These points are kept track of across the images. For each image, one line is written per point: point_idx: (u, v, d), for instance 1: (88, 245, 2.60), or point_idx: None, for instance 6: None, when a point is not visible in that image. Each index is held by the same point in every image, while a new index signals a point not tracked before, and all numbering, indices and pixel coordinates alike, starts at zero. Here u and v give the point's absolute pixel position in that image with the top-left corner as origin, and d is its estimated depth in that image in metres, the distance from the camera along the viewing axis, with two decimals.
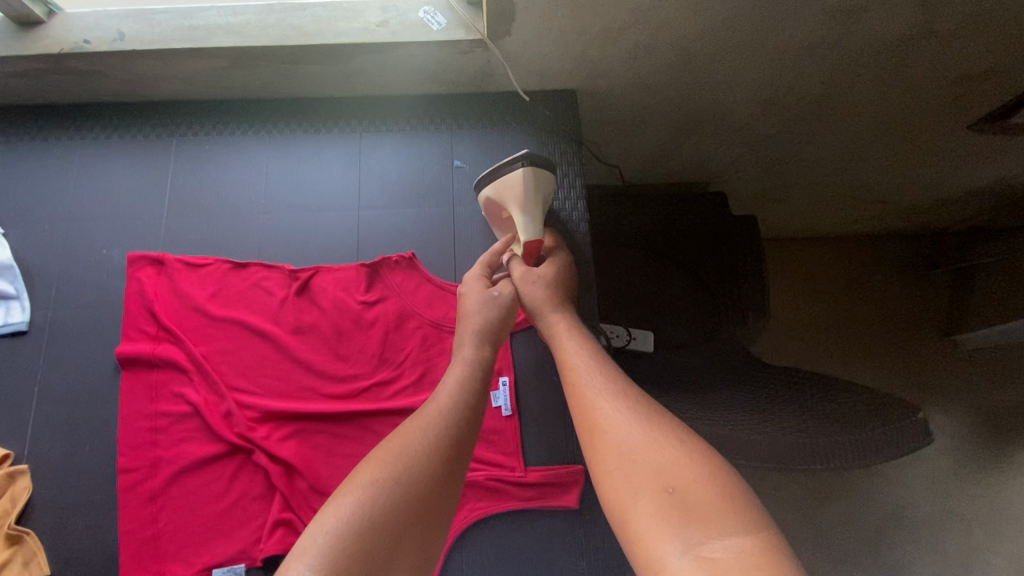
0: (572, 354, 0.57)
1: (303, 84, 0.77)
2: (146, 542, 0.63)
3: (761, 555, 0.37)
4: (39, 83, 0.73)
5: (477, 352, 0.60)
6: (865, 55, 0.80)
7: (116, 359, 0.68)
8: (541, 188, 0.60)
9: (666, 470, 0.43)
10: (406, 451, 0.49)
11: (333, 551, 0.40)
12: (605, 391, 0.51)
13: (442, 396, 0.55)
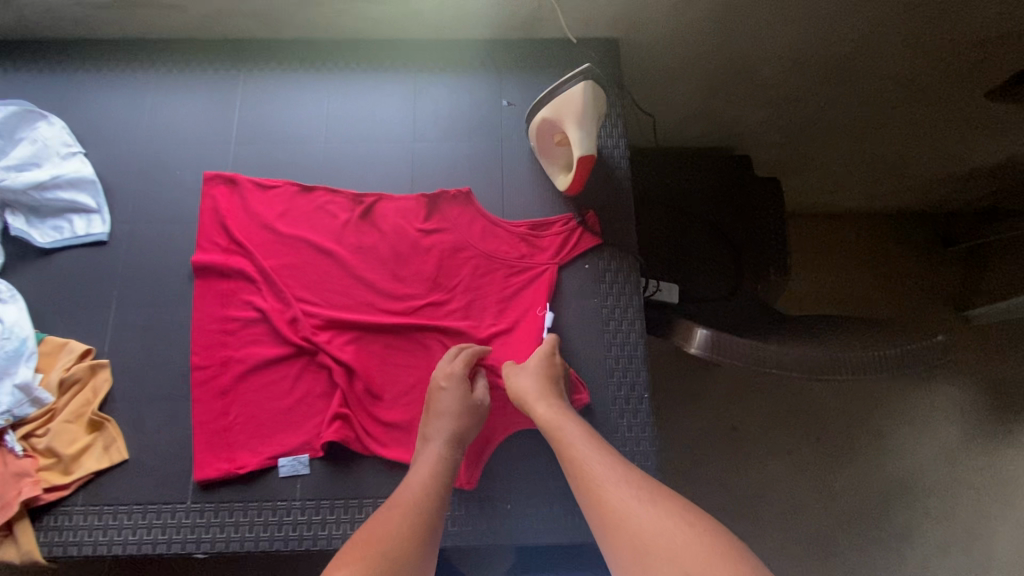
0: (572, 440, 0.62)
1: (364, 25, 0.82)
2: (217, 432, 0.68)
3: None
4: (121, 16, 0.79)
5: (446, 454, 0.63)
6: (891, 14, 0.85)
7: (191, 267, 0.73)
8: (596, 108, 0.66)
9: (683, 557, 0.48)
10: (382, 539, 0.53)
11: None
12: (610, 478, 0.56)
13: (410, 490, 0.59)
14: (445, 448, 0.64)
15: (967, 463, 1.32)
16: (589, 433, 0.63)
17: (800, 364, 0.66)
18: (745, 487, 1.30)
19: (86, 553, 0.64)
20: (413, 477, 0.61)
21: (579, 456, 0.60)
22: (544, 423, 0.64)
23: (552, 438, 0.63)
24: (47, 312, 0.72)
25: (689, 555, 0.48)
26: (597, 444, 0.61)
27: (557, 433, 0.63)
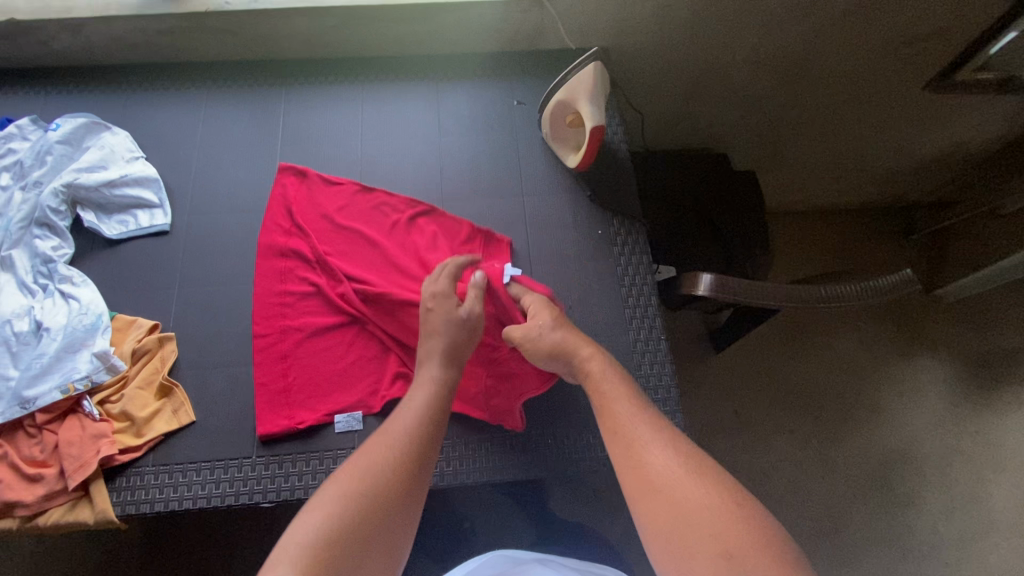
0: (614, 399, 0.63)
1: (391, 42, 0.95)
2: (276, 391, 0.74)
3: None
4: (180, 41, 0.90)
5: (443, 373, 0.67)
6: (836, 18, 1.00)
7: (257, 246, 0.82)
8: (603, 85, 0.78)
9: (723, 536, 0.47)
10: (378, 466, 0.55)
11: (318, 561, 0.46)
12: (653, 441, 0.56)
13: (411, 413, 0.62)
14: (441, 369, 0.68)
15: (955, 427, 1.41)
16: (631, 392, 0.64)
17: (788, 296, 0.79)
18: (754, 468, 1.36)
19: (158, 510, 0.68)
20: (411, 399, 0.64)
21: (622, 413, 0.61)
22: (591, 384, 0.66)
23: (596, 395, 0.65)
24: (115, 294, 0.78)
25: (727, 527, 0.48)
26: (641, 406, 0.62)
27: (601, 389, 0.65)
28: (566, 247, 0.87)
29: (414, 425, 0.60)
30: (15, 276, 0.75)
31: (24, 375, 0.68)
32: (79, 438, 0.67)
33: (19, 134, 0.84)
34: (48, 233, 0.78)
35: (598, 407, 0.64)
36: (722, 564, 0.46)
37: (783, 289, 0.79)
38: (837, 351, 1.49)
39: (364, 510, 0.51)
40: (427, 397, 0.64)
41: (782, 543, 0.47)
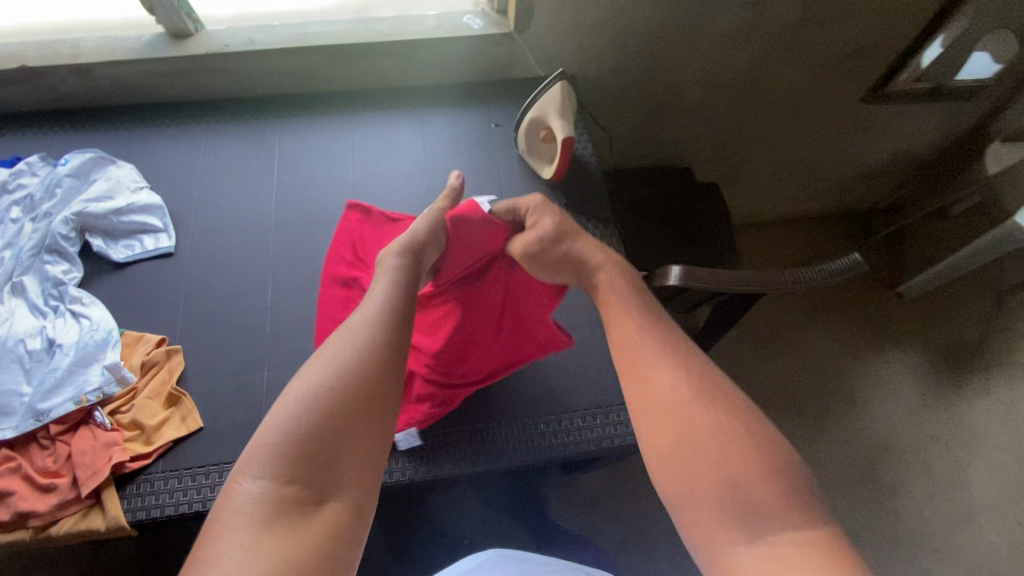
0: (621, 311, 0.62)
1: (377, 76, 1.04)
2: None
3: (821, 550, 0.44)
4: (182, 82, 0.97)
5: (401, 259, 0.66)
6: (775, 40, 1.12)
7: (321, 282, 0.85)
8: (570, 101, 0.88)
9: (730, 462, 0.49)
10: (339, 360, 0.55)
11: (287, 460, 0.49)
12: (664, 360, 0.56)
13: (376, 300, 0.61)
14: (399, 255, 0.67)
15: (922, 413, 1.57)
16: (640, 304, 0.63)
17: (747, 281, 0.87)
18: None
19: (168, 514, 0.70)
20: (376, 287, 0.64)
21: (629, 328, 0.60)
22: (602, 297, 0.66)
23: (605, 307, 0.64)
24: (122, 313, 0.83)
25: (733, 452, 0.49)
26: (648, 318, 0.61)
27: (610, 301, 0.64)
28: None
29: (378, 318, 0.60)
30: (26, 299, 0.79)
31: (38, 390, 0.71)
32: (91, 447, 0.70)
33: (28, 170, 0.89)
34: (57, 259, 0.83)
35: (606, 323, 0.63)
36: (727, 490, 0.48)
37: (740, 276, 0.87)
38: (813, 351, 1.64)
39: (331, 406, 0.52)
40: (397, 289, 0.63)
41: (791, 466, 0.49)
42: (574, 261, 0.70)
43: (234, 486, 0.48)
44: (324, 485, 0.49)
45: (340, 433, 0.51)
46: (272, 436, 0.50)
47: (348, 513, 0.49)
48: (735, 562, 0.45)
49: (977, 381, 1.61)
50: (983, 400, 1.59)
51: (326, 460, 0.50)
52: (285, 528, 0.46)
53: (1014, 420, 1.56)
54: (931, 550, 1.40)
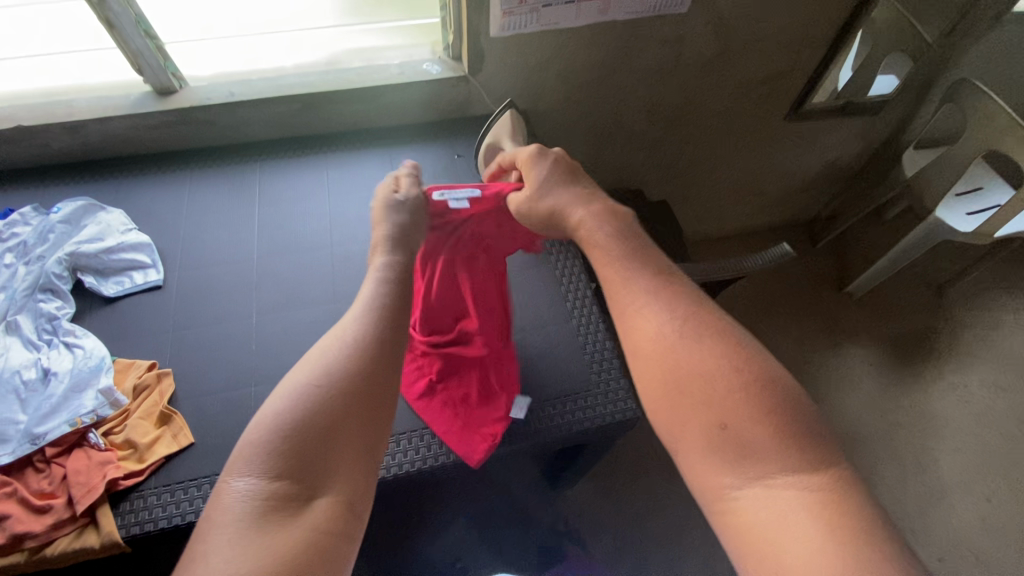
0: (609, 262, 0.60)
1: (348, 119, 1.14)
2: (459, 430, 0.86)
3: (818, 490, 0.45)
4: (168, 133, 1.06)
5: (386, 257, 0.66)
6: (700, 70, 1.27)
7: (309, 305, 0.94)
8: (519, 129, 0.97)
9: (723, 406, 0.49)
10: (323, 357, 0.56)
11: (274, 459, 0.50)
12: (656, 308, 0.55)
13: (365, 296, 0.63)
14: (386, 255, 0.67)
15: (883, 403, 1.66)
16: (626, 249, 0.61)
17: (694, 271, 0.96)
18: None
19: (162, 527, 0.73)
20: (366, 287, 0.64)
21: (619, 276, 0.59)
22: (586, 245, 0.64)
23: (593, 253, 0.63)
24: (113, 344, 0.87)
25: (725, 397, 0.50)
26: (640, 263, 0.60)
27: (593, 252, 0.63)
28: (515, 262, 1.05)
29: (371, 315, 0.61)
30: (20, 335, 0.83)
31: (34, 416, 0.75)
32: (86, 467, 0.73)
33: (22, 220, 0.95)
34: (51, 297, 0.88)
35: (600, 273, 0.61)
36: (718, 434, 0.49)
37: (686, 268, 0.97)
38: (778, 351, 1.74)
39: (323, 401, 0.53)
40: (388, 288, 0.64)
41: (787, 411, 0.49)
42: (562, 208, 0.69)
43: (224, 486, 0.49)
44: (320, 480, 0.51)
45: (333, 428, 0.52)
46: (260, 436, 0.51)
47: (340, 506, 0.51)
48: (732, 502, 0.47)
49: (929, 369, 1.72)
50: (937, 385, 1.69)
51: (320, 455, 0.51)
52: (278, 523, 0.47)
53: (966, 402, 1.67)
54: (909, 532, 1.46)
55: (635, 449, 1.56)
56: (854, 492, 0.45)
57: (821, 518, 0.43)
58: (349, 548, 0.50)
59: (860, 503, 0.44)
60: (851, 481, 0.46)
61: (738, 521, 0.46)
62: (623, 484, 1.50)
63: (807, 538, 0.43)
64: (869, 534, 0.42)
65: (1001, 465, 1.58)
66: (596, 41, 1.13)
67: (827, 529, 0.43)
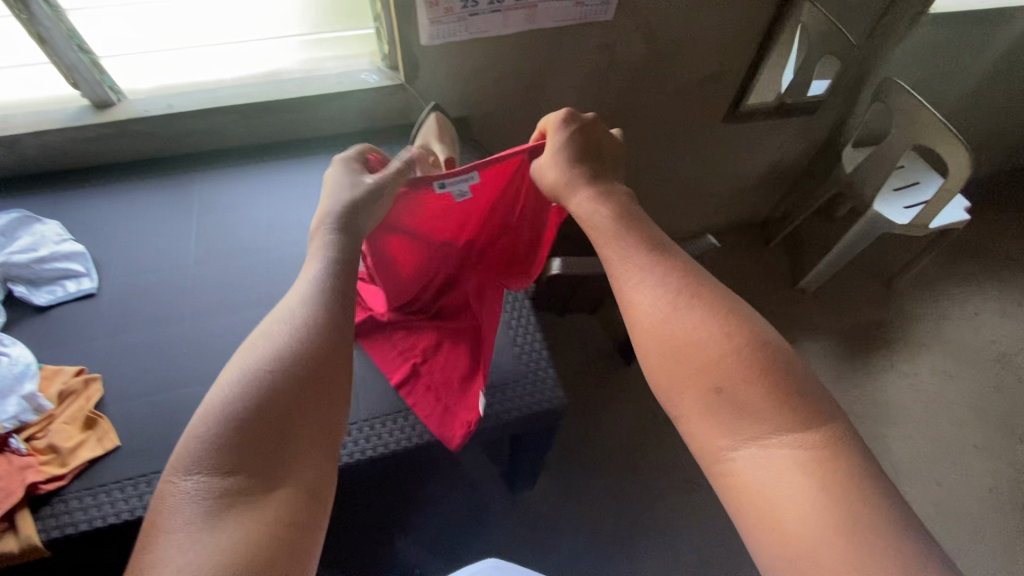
0: (607, 239, 0.67)
1: (289, 129, 1.17)
2: (441, 413, 0.91)
3: (804, 445, 0.52)
4: (107, 146, 1.08)
5: (329, 237, 0.70)
6: (634, 74, 1.32)
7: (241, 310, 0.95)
8: (446, 129, 0.99)
9: (717, 370, 0.56)
10: (263, 347, 0.60)
11: (224, 453, 0.53)
12: (654, 278, 0.62)
13: (308, 280, 0.67)
14: (331, 233, 0.70)
15: (837, 394, 1.69)
16: (623, 232, 0.66)
17: None
18: (680, 463, 1.57)
19: (82, 530, 0.73)
20: (311, 267, 0.68)
21: (621, 260, 0.65)
22: (583, 218, 0.70)
23: (592, 225, 0.69)
24: (42, 352, 0.88)
25: (719, 363, 0.57)
26: (636, 241, 0.66)
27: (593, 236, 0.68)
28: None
29: (308, 300, 0.64)
30: None
31: None
32: (5, 471, 0.73)
33: None
34: None
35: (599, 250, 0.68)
36: (714, 397, 0.56)
37: None
38: None
39: (258, 398, 0.56)
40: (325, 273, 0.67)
41: (774, 374, 0.56)
42: (572, 174, 0.72)
43: (169, 486, 0.52)
44: (268, 474, 0.53)
45: (271, 424, 0.55)
46: (204, 430, 0.54)
47: (300, 498, 0.54)
48: (731, 459, 0.54)
49: (881, 358, 1.77)
50: (888, 375, 1.74)
51: (264, 450, 0.54)
52: (235, 514, 0.50)
53: (918, 390, 1.71)
54: None
55: (594, 448, 1.58)
56: (835, 447, 0.52)
57: (808, 472, 0.51)
58: (310, 535, 0.53)
59: (841, 456, 0.52)
60: (833, 432, 0.53)
61: (734, 476, 0.54)
62: (582, 482, 1.52)
63: (795, 486, 0.50)
64: (844, 476, 0.50)
65: (952, 449, 1.61)
66: (528, 49, 1.17)
67: (810, 476, 0.50)
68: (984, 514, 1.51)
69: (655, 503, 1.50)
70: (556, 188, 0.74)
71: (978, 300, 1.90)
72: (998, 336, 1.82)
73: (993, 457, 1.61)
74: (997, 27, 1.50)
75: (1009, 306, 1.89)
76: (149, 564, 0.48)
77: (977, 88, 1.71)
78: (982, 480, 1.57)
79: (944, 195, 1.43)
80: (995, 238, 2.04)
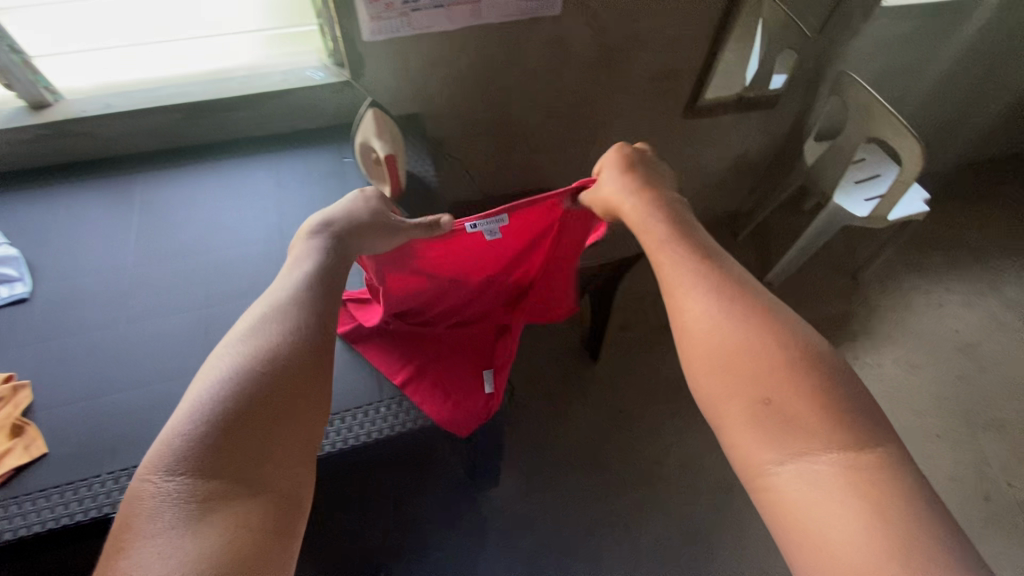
0: (658, 243, 0.71)
1: (235, 128, 1.15)
2: (453, 407, 0.93)
3: (857, 466, 0.49)
4: (44, 147, 1.05)
5: (307, 240, 0.78)
6: (588, 69, 1.31)
7: (180, 313, 0.94)
8: (387, 125, 0.98)
9: (764, 380, 0.55)
10: (251, 343, 0.60)
11: (206, 450, 0.51)
12: (704, 283, 0.64)
13: (283, 282, 0.70)
14: (314, 237, 0.78)
15: None
16: (677, 242, 0.70)
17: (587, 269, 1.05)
18: (645, 458, 1.57)
19: (6, 540, 0.71)
20: (290, 270, 0.73)
21: (669, 262, 0.68)
22: (635, 222, 0.76)
23: (640, 227, 0.75)
24: None
25: (768, 374, 0.55)
26: (691, 251, 0.68)
27: (653, 247, 0.71)
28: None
29: (279, 299, 0.67)
30: None
31: None
32: None
33: None
34: None
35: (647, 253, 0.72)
36: (763, 408, 0.54)
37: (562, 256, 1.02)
38: None
39: (238, 399, 0.55)
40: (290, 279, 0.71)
41: (830, 392, 0.53)
42: (625, 182, 0.81)
43: (145, 488, 0.49)
44: (251, 477, 0.51)
45: (254, 426, 0.54)
46: (186, 426, 0.52)
47: (284, 502, 0.52)
48: (773, 474, 0.51)
49: (846, 350, 1.78)
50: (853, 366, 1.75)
51: (241, 452, 0.52)
52: (216, 516, 0.48)
53: (882, 381, 1.73)
54: None
55: (560, 445, 1.58)
56: (893, 477, 0.48)
57: (859, 495, 0.47)
58: (287, 542, 0.50)
59: (894, 483, 0.48)
60: (889, 460, 0.49)
61: (778, 495, 0.50)
62: (547, 479, 1.52)
63: (847, 508, 0.47)
64: (899, 503, 0.46)
65: (915, 439, 1.63)
66: (476, 45, 1.16)
67: (864, 498, 0.47)
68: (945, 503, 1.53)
69: (620, 498, 1.50)
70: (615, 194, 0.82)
71: (942, 290, 1.92)
72: (961, 326, 1.84)
73: (955, 446, 1.63)
74: (951, 20, 1.50)
75: (972, 297, 1.91)
76: (122, 569, 0.44)
77: (936, 80, 1.72)
78: (944, 469, 1.59)
79: (900, 187, 1.44)
80: (959, 229, 2.06)
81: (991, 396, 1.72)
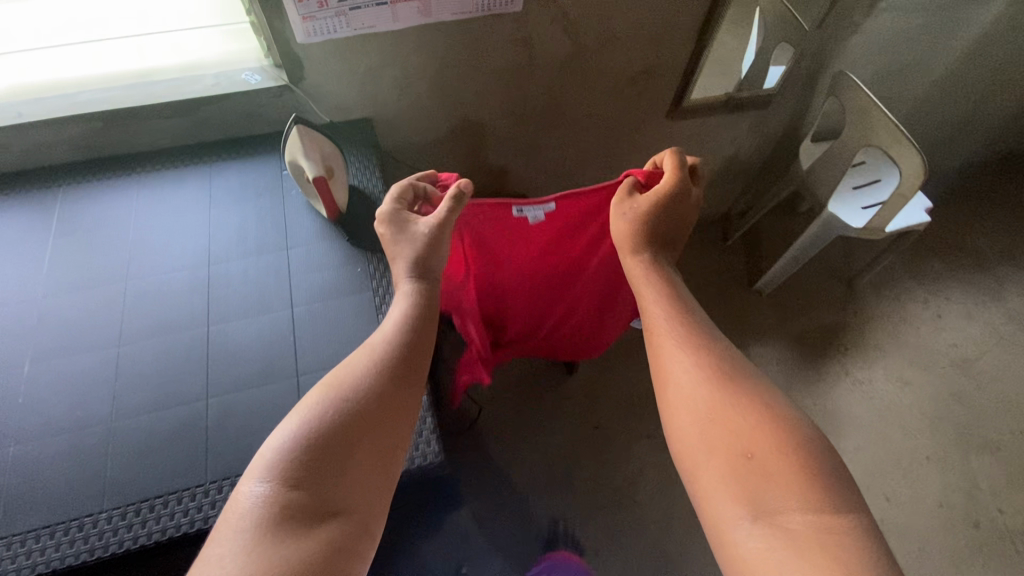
0: (653, 307, 0.75)
1: (166, 135, 1.05)
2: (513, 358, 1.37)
3: (827, 525, 0.52)
4: None
5: (413, 285, 0.77)
6: (558, 68, 1.19)
7: (88, 349, 0.84)
8: (313, 140, 0.91)
9: (747, 441, 0.59)
10: (352, 376, 0.65)
11: (293, 469, 0.57)
12: (693, 356, 0.68)
13: (393, 317, 0.74)
14: (412, 282, 0.77)
15: None
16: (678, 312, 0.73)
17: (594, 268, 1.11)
18: (620, 478, 1.51)
19: None
20: (390, 316, 0.74)
21: (660, 331, 0.72)
22: (631, 274, 0.80)
23: (635, 275, 0.79)
24: None
25: (751, 434, 0.59)
26: (695, 325, 0.72)
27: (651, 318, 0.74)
28: (314, 287, 0.93)
29: (389, 336, 0.71)
30: None
31: None
32: None
33: None
34: None
35: (642, 307, 0.76)
36: (744, 465, 0.58)
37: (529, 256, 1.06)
38: None
39: (330, 430, 0.59)
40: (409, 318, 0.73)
41: (806, 456, 0.57)
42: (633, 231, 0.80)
43: (243, 490, 0.56)
44: (330, 502, 0.56)
45: (339, 451, 0.59)
46: (284, 443, 0.58)
47: (351, 531, 0.56)
48: (740, 531, 0.55)
49: (836, 366, 1.69)
50: (843, 382, 1.66)
51: (324, 469, 0.58)
52: (289, 532, 0.53)
53: (872, 399, 1.64)
54: None
55: (530, 464, 1.51)
56: (861, 541, 0.51)
57: (828, 553, 0.50)
58: (348, 561, 0.55)
59: (860, 545, 0.51)
60: (856, 522, 0.53)
61: (744, 551, 0.54)
62: (514, 500, 1.46)
63: (809, 564, 0.50)
64: (862, 560, 0.50)
65: (903, 462, 1.55)
66: (428, 46, 1.04)
67: (833, 555, 0.50)
68: (931, 531, 1.46)
69: (589, 522, 1.44)
70: (617, 241, 0.82)
71: (942, 300, 1.81)
72: (959, 340, 1.75)
73: (945, 470, 1.55)
74: (965, 13, 1.36)
75: (972, 307, 1.81)
76: (212, 556, 0.52)
77: (945, 77, 1.58)
78: (932, 494, 1.51)
79: (899, 199, 1.33)
80: (963, 234, 1.95)
81: (987, 415, 1.63)
